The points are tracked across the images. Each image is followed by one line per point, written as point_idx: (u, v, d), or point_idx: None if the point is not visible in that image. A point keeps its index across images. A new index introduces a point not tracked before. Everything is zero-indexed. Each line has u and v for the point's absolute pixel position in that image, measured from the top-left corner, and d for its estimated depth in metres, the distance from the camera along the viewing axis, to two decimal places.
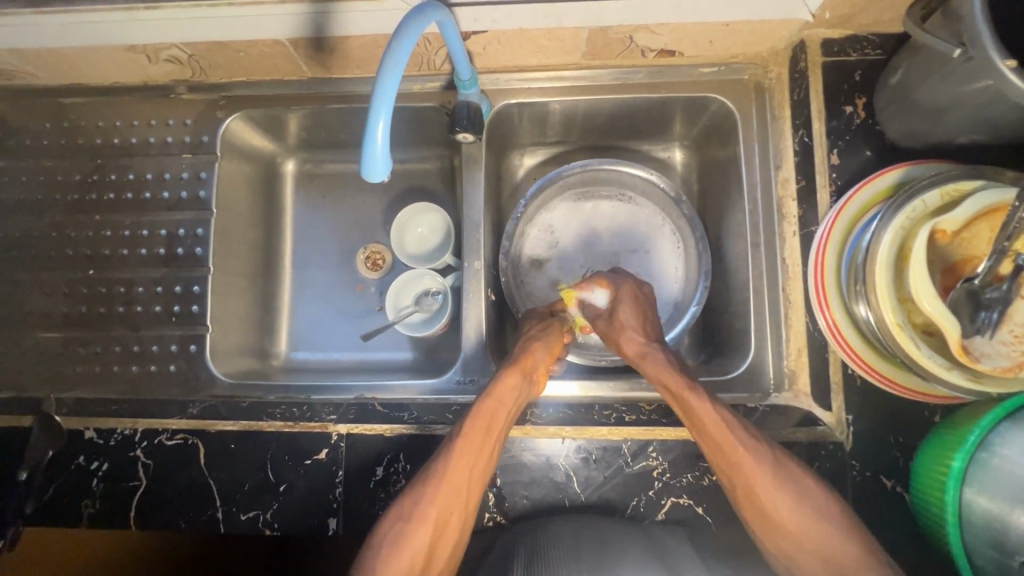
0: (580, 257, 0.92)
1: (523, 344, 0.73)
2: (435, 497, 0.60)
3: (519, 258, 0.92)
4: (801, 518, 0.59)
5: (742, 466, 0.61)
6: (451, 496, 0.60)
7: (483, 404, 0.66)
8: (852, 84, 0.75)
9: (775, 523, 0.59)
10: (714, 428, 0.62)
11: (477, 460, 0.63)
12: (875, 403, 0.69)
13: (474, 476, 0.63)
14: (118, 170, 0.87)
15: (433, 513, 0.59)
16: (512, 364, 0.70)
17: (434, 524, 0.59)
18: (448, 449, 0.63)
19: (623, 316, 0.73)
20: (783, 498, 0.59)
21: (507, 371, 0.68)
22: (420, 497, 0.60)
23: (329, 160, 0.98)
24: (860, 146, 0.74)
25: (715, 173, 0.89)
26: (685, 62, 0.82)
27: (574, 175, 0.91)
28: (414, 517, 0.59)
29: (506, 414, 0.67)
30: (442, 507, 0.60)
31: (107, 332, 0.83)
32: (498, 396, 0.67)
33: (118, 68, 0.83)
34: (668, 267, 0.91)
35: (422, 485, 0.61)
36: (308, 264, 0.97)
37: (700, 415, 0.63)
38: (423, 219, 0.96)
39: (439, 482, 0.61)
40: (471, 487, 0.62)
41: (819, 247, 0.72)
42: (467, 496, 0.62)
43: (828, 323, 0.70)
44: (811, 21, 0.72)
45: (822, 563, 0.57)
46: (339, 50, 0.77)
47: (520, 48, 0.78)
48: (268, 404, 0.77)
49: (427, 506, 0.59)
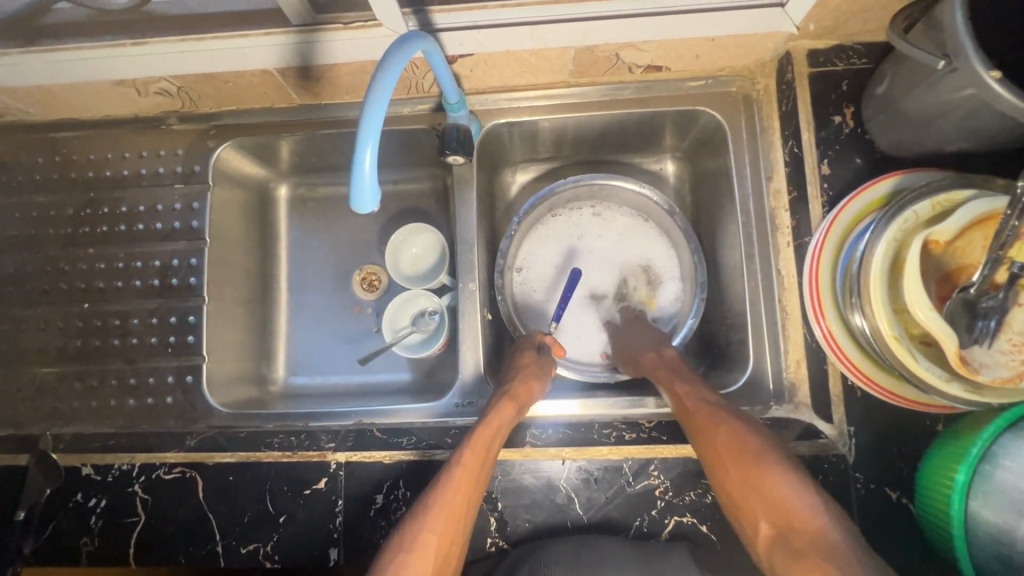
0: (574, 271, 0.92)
1: (516, 372, 0.74)
2: (434, 526, 0.61)
3: (512, 276, 0.92)
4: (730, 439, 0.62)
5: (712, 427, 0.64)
6: (449, 523, 0.61)
7: (479, 432, 0.68)
8: (840, 93, 0.75)
9: (733, 469, 0.60)
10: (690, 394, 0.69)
11: (471, 491, 0.64)
12: (877, 413, 0.68)
13: (468, 503, 0.64)
14: (111, 202, 0.87)
15: (434, 539, 0.60)
16: (501, 396, 0.71)
17: (436, 554, 0.59)
18: (440, 482, 0.64)
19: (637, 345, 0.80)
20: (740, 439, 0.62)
21: (502, 401, 0.70)
22: (421, 527, 0.61)
23: (321, 184, 0.99)
24: (850, 155, 0.74)
25: (707, 184, 0.90)
26: (673, 76, 0.82)
27: (566, 191, 0.90)
28: (416, 547, 0.59)
29: (499, 439, 0.68)
30: (442, 536, 0.61)
31: (103, 365, 0.83)
32: (493, 423, 0.68)
33: (110, 102, 0.83)
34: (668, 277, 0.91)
35: (422, 515, 0.62)
36: (303, 288, 0.98)
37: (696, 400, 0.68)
38: (417, 239, 0.97)
39: (438, 511, 0.62)
40: (464, 513, 0.63)
41: (813, 257, 0.71)
42: (461, 520, 0.63)
43: (823, 333, 0.69)
44: (795, 33, 0.73)
45: (767, 510, 0.56)
46: (328, 77, 0.77)
47: (508, 69, 0.79)
48: (266, 433, 0.76)
49: (428, 537, 0.60)
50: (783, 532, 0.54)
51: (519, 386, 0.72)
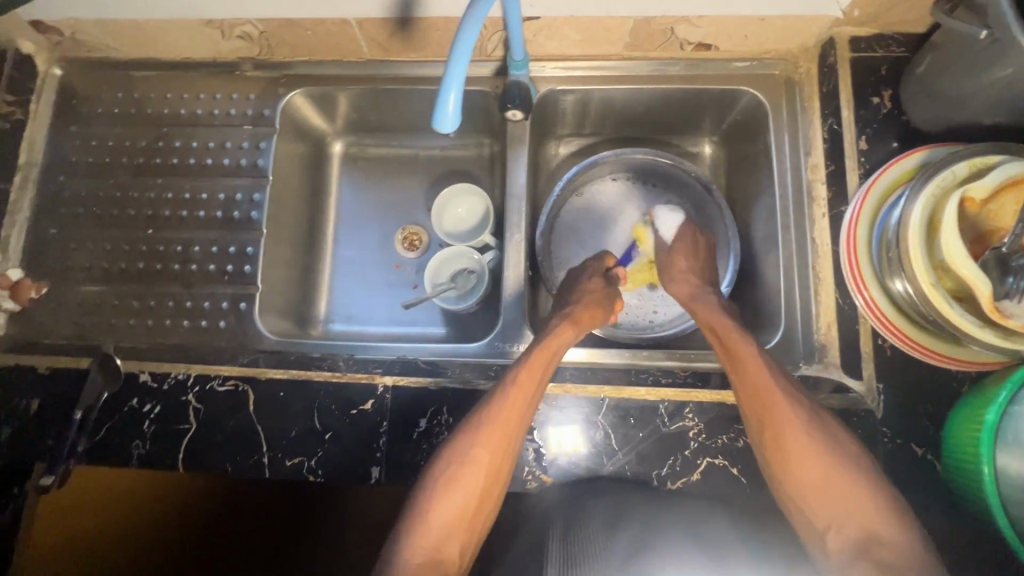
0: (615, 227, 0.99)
1: (581, 297, 0.78)
2: (484, 446, 0.65)
3: (572, 196, 0.99)
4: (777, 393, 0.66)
5: (784, 404, 0.65)
6: (497, 444, 0.65)
7: (534, 358, 0.70)
8: (879, 77, 0.80)
9: (783, 429, 0.65)
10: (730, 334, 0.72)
11: (522, 412, 0.67)
12: (904, 371, 0.72)
13: (518, 426, 0.67)
14: (183, 138, 0.92)
15: (483, 458, 0.64)
16: (562, 320, 0.74)
17: (488, 469, 0.64)
18: (492, 400, 0.67)
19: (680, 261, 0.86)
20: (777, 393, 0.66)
21: (560, 328, 0.73)
22: (469, 445, 0.65)
23: (375, 144, 1.05)
24: (886, 135, 0.79)
25: (743, 164, 0.94)
26: (721, 57, 0.88)
27: (607, 164, 0.97)
28: (465, 464, 0.64)
29: (551, 365, 0.71)
30: (490, 454, 0.65)
31: (162, 287, 0.87)
32: (546, 350, 0.71)
33: (193, 43, 0.89)
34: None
35: (471, 433, 0.66)
36: (350, 240, 1.02)
37: (744, 346, 0.70)
38: (463, 201, 1.02)
39: (488, 429, 0.65)
40: (512, 435, 0.66)
41: (849, 227, 0.76)
42: (509, 443, 0.66)
43: (865, 301, 0.73)
44: (840, 18, 0.78)
45: (833, 502, 0.61)
46: (400, 32, 0.84)
47: (569, 36, 0.85)
48: (316, 358, 0.79)
49: (479, 455, 0.64)
50: (865, 543, 0.59)
51: (585, 311, 0.76)
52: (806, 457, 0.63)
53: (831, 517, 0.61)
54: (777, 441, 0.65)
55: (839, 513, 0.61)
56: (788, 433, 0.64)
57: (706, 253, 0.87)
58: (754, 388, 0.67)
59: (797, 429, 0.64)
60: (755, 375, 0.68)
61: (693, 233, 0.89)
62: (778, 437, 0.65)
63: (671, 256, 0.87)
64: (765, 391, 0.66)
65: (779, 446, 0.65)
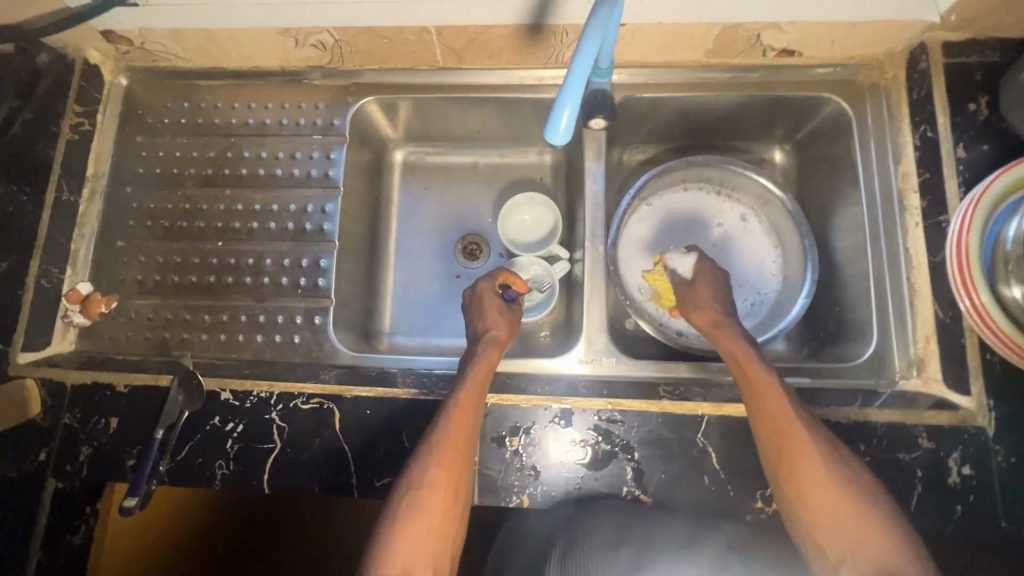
0: (685, 238, 0.96)
1: (489, 324, 0.79)
2: (441, 460, 0.62)
3: (642, 204, 0.97)
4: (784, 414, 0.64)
5: (795, 427, 0.63)
6: (452, 459, 0.63)
7: (474, 374, 0.71)
8: (974, 84, 0.78)
9: (792, 453, 0.62)
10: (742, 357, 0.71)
11: (468, 426, 0.66)
12: (1014, 386, 0.70)
13: (469, 440, 0.66)
14: (250, 149, 0.91)
15: (439, 474, 0.62)
16: (487, 341, 0.76)
17: (445, 489, 0.61)
18: (440, 423, 0.66)
19: (701, 288, 0.83)
20: (786, 414, 0.64)
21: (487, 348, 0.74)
22: (426, 463, 0.62)
23: (437, 153, 1.03)
24: (983, 142, 0.77)
25: (819, 171, 0.92)
26: (802, 63, 0.86)
27: (677, 172, 0.95)
28: (424, 483, 0.61)
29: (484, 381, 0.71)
30: (447, 470, 0.62)
31: (234, 301, 0.85)
32: (483, 366, 0.72)
33: (264, 52, 0.87)
34: (765, 276, 0.94)
35: (427, 450, 0.64)
36: (415, 252, 1.00)
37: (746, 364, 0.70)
38: (532, 209, 1.00)
39: (441, 445, 0.64)
40: (466, 450, 0.65)
41: (959, 232, 0.72)
42: (464, 458, 0.64)
43: (971, 306, 0.70)
44: (936, 22, 0.76)
45: (848, 533, 0.57)
46: (479, 40, 0.82)
47: (651, 43, 0.83)
48: (397, 372, 0.77)
49: (425, 480, 0.61)
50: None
51: (501, 331, 0.78)
52: (824, 485, 0.60)
53: (850, 548, 0.57)
54: (793, 466, 0.62)
55: (851, 542, 0.57)
56: (797, 456, 0.62)
57: (724, 283, 0.84)
58: (766, 407, 0.65)
59: (808, 453, 0.62)
60: (764, 395, 0.66)
61: (712, 266, 0.85)
62: (788, 460, 0.62)
63: (694, 288, 0.83)
64: (775, 411, 0.65)
65: (794, 471, 0.62)
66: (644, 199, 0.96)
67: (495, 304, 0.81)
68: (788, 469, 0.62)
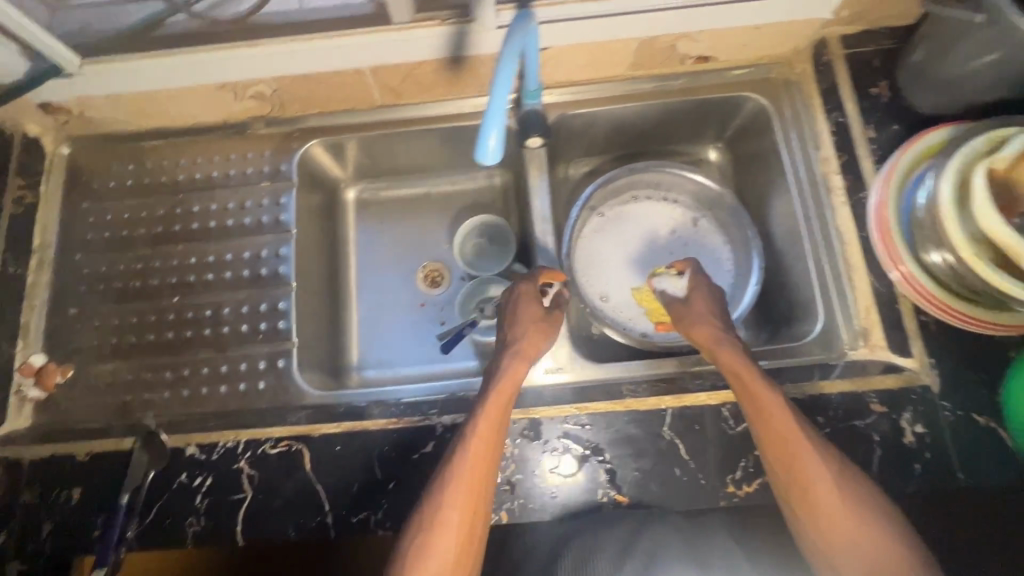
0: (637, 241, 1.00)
1: (521, 329, 0.77)
2: (456, 501, 0.63)
3: (592, 215, 1.00)
4: (786, 432, 0.65)
5: (797, 444, 0.64)
6: (472, 499, 0.64)
7: (493, 399, 0.69)
8: (873, 70, 0.85)
9: (795, 471, 0.64)
10: (745, 373, 0.69)
11: (487, 465, 0.66)
12: (950, 344, 0.73)
13: (486, 477, 0.66)
14: (200, 202, 0.92)
15: (454, 515, 0.63)
16: (512, 355, 0.74)
17: (460, 531, 0.62)
18: (456, 459, 0.66)
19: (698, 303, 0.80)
20: (790, 435, 0.65)
21: (512, 359, 0.74)
22: (440, 505, 0.63)
23: (388, 188, 1.06)
24: (889, 121, 0.83)
25: (750, 166, 0.98)
26: (720, 66, 0.91)
27: (622, 180, 0.99)
28: (438, 523, 0.62)
29: (507, 404, 0.70)
30: (463, 511, 0.63)
31: (194, 355, 0.84)
32: (507, 387, 0.71)
33: (205, 108, 0.90)
34: (717, 270, 0.97)
35: (441, 489, 0.64)
36: (377, 286, 1.02)
37: (749, 380, 0.69)
38: (485, 231, 1.03)
39: (458, 483, 0.64)
40: (483, 487, 0.65)
41: (877, 210, 0.77)
42: (482, 496, 0.65)
43: (902, 276, 0.75)
44: (830, 18, 0.83)
45: (850, 548, 0.60)
46: (413, 75, 0.86)
47: (576, 62, 0.87)
48: (362, 405, 0.76)
49: (444, 519, 0.63)
50: None
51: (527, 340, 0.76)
52: (828, 503, 0.62)
53: (850, 560, 0.60)
54: (797, 485, 0.64)
55: (858, 558, 0.60)
56: (800, 473, 0.64)
57: (721, 300, 0.81)
58: (772, 425, 0.66)
59: (810, 471, 0.63)
60: (770, 416, 0.66)
61: (706, 282, 0.83)
62: (792, 479, 0.64)
63: (690, 305, 0.81)
64: (778, 429, 0.65)
65: (798, 489, 0.63)
66: (592, 209, 0.99)
67: (534, 309, 0.78)
68: (794, 486, 0.64)
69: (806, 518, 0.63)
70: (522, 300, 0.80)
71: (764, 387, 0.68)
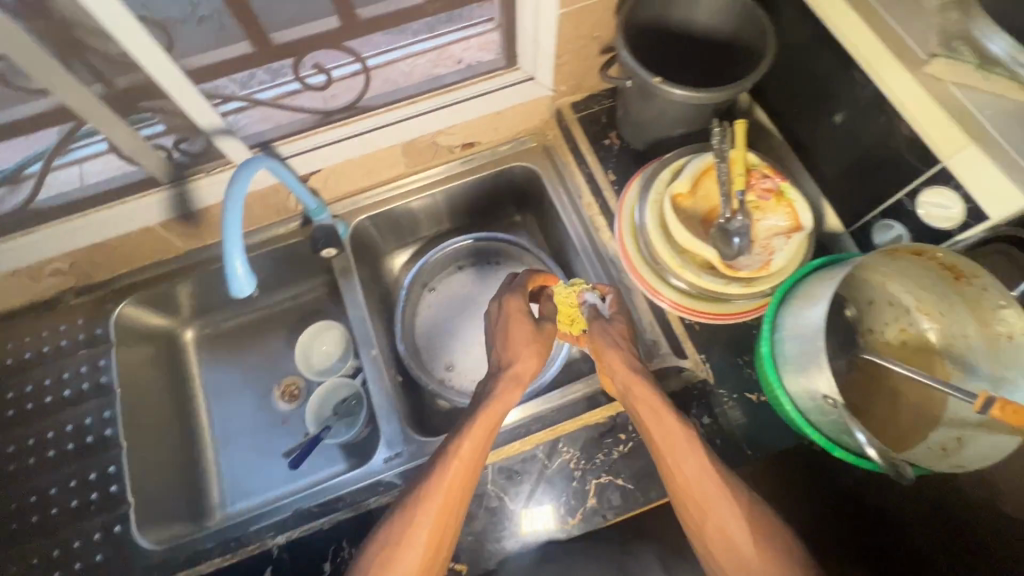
0: (468, 306, 1.11)
1: (518, 350, 0.77)
2: (428, 512, 0.66)
3: (424, 293, 1.10)
4: (697, 462, 0.66)
5: (704, 475, 0.65)
6: (441, 513, 0.66)
7: (482, 416, 0.70)
8: (604, 126, 1.00)
9: (698, 505, 0.65)
10: (656, 409, 0.69)
11: (464, 481, 0.68)
12: (714, 338, 0.84)
13: (460, 494, 0.68)
14: (15, 386, 0.91)
15: (424, 530, 0.65)
16: (507, 380, 0.74)
17: (427, 545, 0.65)
18: (433, 471, 0.68)
19: (618, 331, 0.78)
20: (700, 467, 0.66)
21: (507, 386, 0.74)
22: (415, 514, 0.66)
23: (224, 319, 1.09)
24: (626, 164, 0.97)
25: (543, 221, 1.10)
26: (487, 147, 1.05)
27: (441, 258, 1.09)
28: (409, 527, 0.65)
29: (496, 419, 0.71)
30: (434, 524, 0.66)
31: (27, 545, 0.82)
32: (492, 410, 0.71)
33: (6, 295, 0.91)
34: None
35: (417, 499, 0.67)
36: (231, 418, 1.04)
37: (661, 416, 0.69)
38: (325, 336, 1.07)
39: (430, 500, 0.66)
40: (457, 502, 0.67)
41: (620, 243, 0.91)
42: (453, 511, 0.67)
43: (669, 302, 0.85)
44: (555, 94, 0.98)
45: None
46: (206, 220, 0.93)
47: (355, 174, 0.97)
48: (205, 549, 0.80)
49: (420, 527, 0.65)
50: None
51: (520, 364, 0.76)
52: (731, 532, 0.63)
53: None
54: (705, 514, 0.64)
55: None
56: (706, 505, 0.65)
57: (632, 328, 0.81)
58: (680, 458, 0.67)
59: (717, 501, 0.64)
60: (682, 451, 0.67)
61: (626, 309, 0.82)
62: (703, 509, 0.65)
63: (609, 330, 0.77)
64: (685, 459, 0.66)
65: (707, 519, 0.64)
66: (422, 287, 1.09)
67: (519, 334, 0.78)
68: (701, 516, 0.65)
69: (711, 548, 0.64)
70: (510, 320, 0.79)
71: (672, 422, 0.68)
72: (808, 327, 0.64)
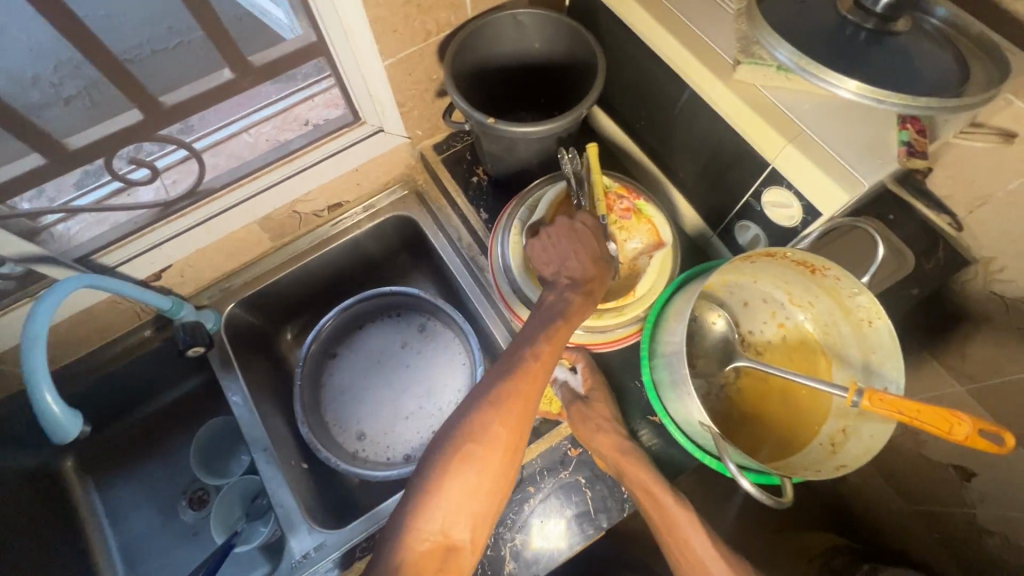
0: (377, 367, 1.03)
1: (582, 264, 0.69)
2: (481, 459, 0.55)
3: (327, 362, 1.01)
4: (705, 545, 0.62)
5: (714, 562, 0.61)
6: (491, 462, 0.56)
7: (546, 343, 0.63)
8: (470, 163, 0.98)
9: None
10: (654, 490, 0.65)
11: (517, 427, 0.58)
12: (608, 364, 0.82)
13: (518, 439, 0.58)
14: None
15: (475, 481, 0.55)
16: (581, 293, 0.68)
17: (487, 493, 0.55)
18: (481, 409, 0.57)
19: (599, 407, 0.73)
20: (708, 552, 0.61)
21: (581, 295, 0.67)
22: (464, 463, 0.55)
23: (106, 437, 0.99)
24: (497, 199, 0.95)
25: (433, 266, 1.06)
26: (356, 204, 1.00)
27: (337, 322, 1.01)
28: (452, 477, 0.54)
29: (551, 356, 0.63)
30: (483, 475, 0.55)
31: None
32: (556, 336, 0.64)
33: None
34: (456, 365, 1.01)
35: (466, 443, 0.56)
36: (135, 545, 0.96)
37: (660, 498, 0.65)
38: (219, 436, 1.01)
39: (486, 444, 0.56)
40: (517, 447, 0.58)
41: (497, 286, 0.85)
42: (506, 461, 0.57)
43: None
44: (413, 139, 0.95)
45: None
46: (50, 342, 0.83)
47: (215, 259, 0.90)
48: None
49: (466, 476, 0.54)
50: None
51: (591, 275, 0.69)
52: None
53: None
54: None
55: None
56: None
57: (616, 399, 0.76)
58: (684, 543, 0.62)
59: None
60: (686, 534, 0.63)
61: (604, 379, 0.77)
62: None
63: (587, 407, 0.73)
64: (690, 543, 0.62)
65: None
66: (325, 356, 1.01)
67: (585, 248, 0.69)
68: None
69: None
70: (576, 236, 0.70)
71: (671, 505, 0.64)
72: (674, 347, 0.64)
